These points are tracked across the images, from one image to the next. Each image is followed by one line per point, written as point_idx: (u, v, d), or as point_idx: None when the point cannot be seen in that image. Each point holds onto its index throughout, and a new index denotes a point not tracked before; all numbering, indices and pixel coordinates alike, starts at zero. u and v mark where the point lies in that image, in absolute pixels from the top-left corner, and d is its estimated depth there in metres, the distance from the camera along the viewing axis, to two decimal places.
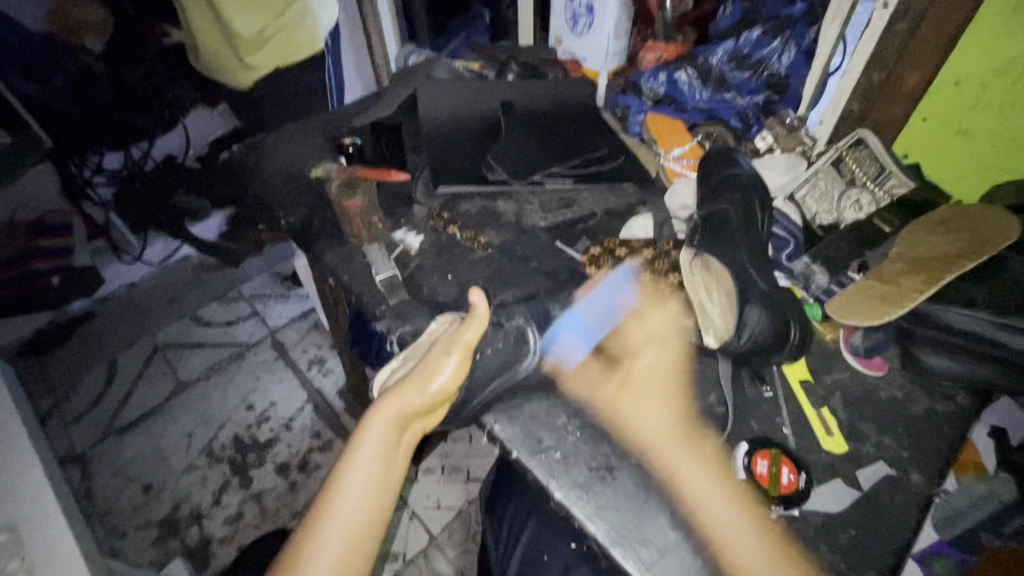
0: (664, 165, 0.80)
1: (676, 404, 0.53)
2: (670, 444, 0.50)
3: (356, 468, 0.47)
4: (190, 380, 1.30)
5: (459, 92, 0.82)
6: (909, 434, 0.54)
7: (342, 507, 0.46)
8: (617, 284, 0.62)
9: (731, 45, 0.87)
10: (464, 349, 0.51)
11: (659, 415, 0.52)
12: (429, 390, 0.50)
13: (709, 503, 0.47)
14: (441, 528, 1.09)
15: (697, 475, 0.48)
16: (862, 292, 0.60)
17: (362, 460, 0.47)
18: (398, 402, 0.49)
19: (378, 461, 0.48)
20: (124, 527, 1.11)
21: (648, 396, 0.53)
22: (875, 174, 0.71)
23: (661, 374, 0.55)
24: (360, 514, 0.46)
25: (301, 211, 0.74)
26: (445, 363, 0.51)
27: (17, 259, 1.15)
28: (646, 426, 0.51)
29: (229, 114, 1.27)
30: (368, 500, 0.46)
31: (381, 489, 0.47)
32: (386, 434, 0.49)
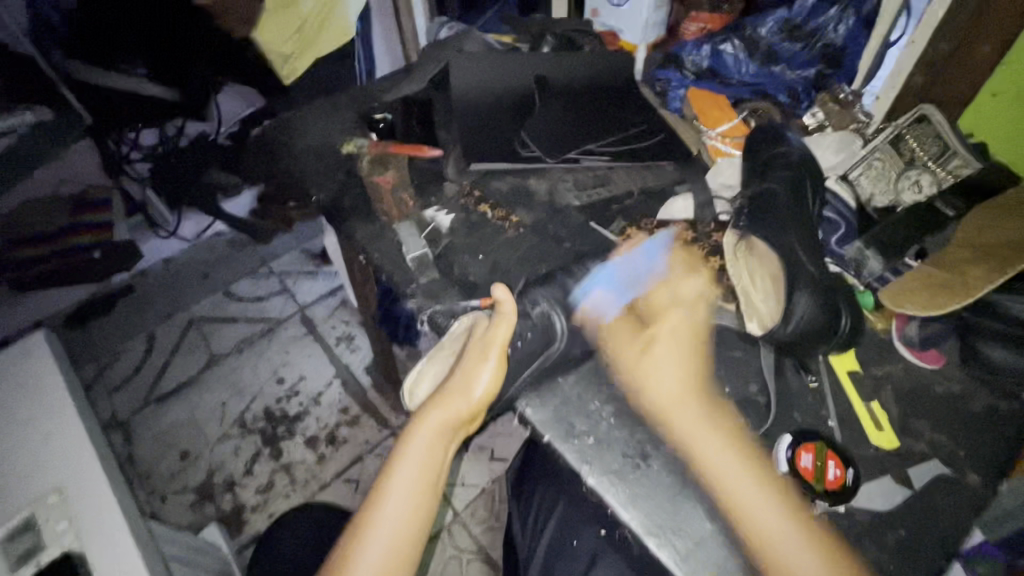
0: (708, 144, 0.76)
1: (695, 365, 0.53)
2: (682, 409, 0.50)
3: (400, 472, 0.48)
4: (223, 353, 1.33)
5: (492, 65, 0.79)
6: (966, 432, 0.51)
7: (388, 508, 0.47)
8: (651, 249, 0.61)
9: (783, 15, 0.83)
10: (500, 353, 0.51)
11: (671, 382, 0.51)
12: (472, 398, 0.51)
13: (739, 487, 0.45)
14: (465, 505, 1.11)
15: (716, 445, 0.48)
16: (920, 281, 0.57)
17: (407, 465, 0.49)
18: (444, 410, 0.51)
19: (424, 464, 0.49)
20: (164, 491, 1.15)
21: (672, 352, 0.53)
22: (937, 154, 0.64)
23: (691, 343, 0.54)
24: (407, 514, 0.47)
25: (330, 186, 0.73)
26: (484, 368, 0.51)
27: (60, 232, 1.18)
28: (659, 390, 0.51)
29: (253, 94, 1.19)
30: (413, 503, 0.47)
31: (425, 492, 0.48)
32: (431, 441, 0.50)
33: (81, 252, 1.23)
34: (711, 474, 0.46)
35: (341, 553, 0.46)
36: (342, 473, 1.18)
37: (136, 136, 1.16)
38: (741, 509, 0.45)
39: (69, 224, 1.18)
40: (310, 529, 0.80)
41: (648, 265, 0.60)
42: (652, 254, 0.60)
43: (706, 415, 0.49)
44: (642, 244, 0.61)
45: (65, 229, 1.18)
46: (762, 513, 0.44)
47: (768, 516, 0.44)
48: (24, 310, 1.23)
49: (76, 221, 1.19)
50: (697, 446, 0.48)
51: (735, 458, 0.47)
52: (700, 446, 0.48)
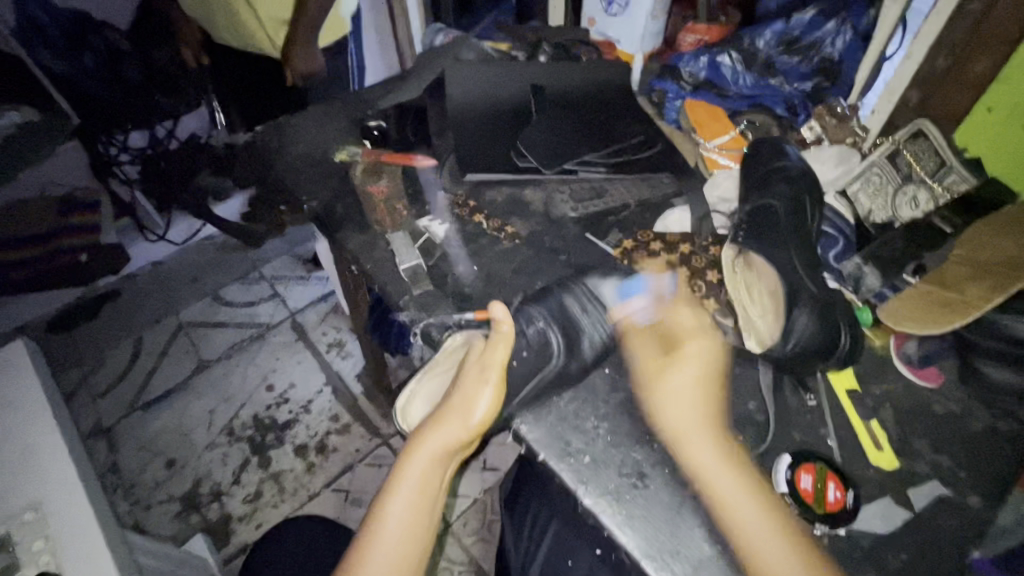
0: (704, 155, 0.76)
1: (710, 394, 0.51)
2: (696, 444, 0.48)
3: (397, 500, 0.48)
4: (211, 359, 1.31)
5: (487, 74, 0.79)
6: (966, 452, 0.50)
7: (385, 540, 0.46)
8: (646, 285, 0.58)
9: (780, 27, 0.84)
10: (499, 375, 0.51)
11: (690, 419, 0.49)
12: (471, 423, 0.49)
13: (743, 512, 0.44)
14: (457, 517, 1.09)
15: (728, 480, 0.46)
16: (920, 298, 0.57)
17: (404, 492, 0.48)
18: (442, 436, 0.49)
19: (421, 494, 0.48)
20: (148, 501, 1.13)
21: (688, 377, 0.52)
22: (933, 171, 0.66)
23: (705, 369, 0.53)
24: (404, 546, 0.46)
25: (323, 194, 0.72)
26: (483, 391, 0.50)
27: (47, 233, 1.15)
28: (673, 419, 0.50)
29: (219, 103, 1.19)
30: (409, 532, 0.47)
31: (422, 524, 0.47)
32: (427, 469, 0.49)
33: (66, 254, 1.19)
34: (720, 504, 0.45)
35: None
36: (331, 484, 1.16)
37: (126, 137, 1.16)
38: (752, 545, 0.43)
39: (53, 227, 1.15)
40: (297, 547, 0.78)
41: (645, 311, 0.57)
42: (641, 290, 0.58)
43: (728, 450, 0.48)
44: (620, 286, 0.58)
45: (50, 231, 1.15)
46: (767, 544, 0.43)
47: (773, 547, 0.43)
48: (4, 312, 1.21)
49: (62, 224, 1.16)
50: (713, 476, 0.46)
51: (754, 501, 0.45)
52: (715, 476, 0.47)
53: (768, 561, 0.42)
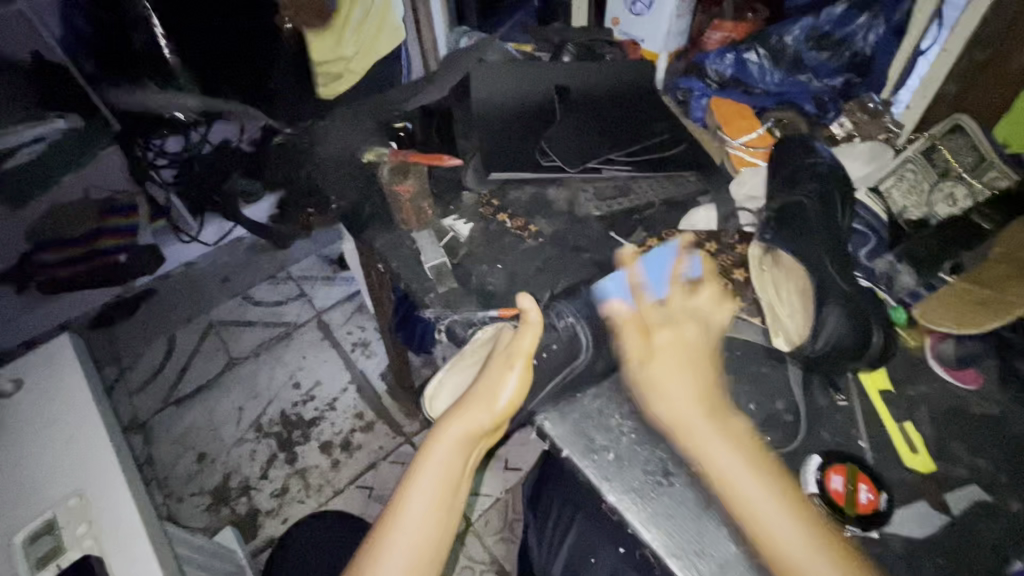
0: (731, 153, 0.75)
1: (703, 376, 0.49)
2: (694, 427, 0.47)
3: (421, 485, 0.48)
4: (241, 356, 1.35)
5: (512, 75, 0.79)
6: (1008, 457, 0.49)
7: (410, 523, 0.46)
8: (657, 264, 0.57)
9: (809, 23, 0.79)
10: (524, 362, 0.51)
11: (686, 399, 0.48)
12: (496, 409, 0.50)
13: (749, 494, 0.43)
14: (478, 515, 1.09)
15: (732, 459, 0.45)
16: (958, 297, 0.54)
17: (429, 475, 0.48)
18: (469, 420, 0.50)
19: (446, 477, 0.49)
20: (181, 492, 1.16)
21: (676, 355, 0.50)
22: (972, 165, 0.63)
23: (697, 352, 0.51)
24: (428, 528, 0.47)
25: (351, 195, 0.74)
26: (510, 378, 0.51)
27: (88, 236, 1.18)
28: (668, 401, 0.48)
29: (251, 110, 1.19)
30: (433, 512, 0.47)
31: (446, 504, 0.48)
32: (453, 451, 0.49)
33: (107, 255, 1.23)
34: (728, 489, 0.44)
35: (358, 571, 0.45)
36: (356, 480, 1.18)
37: (163, 142, 1.21)
38: (762, 522, 0.43)
39: (95, 230, 1.19)
40: (322, 541, 0.79)
41: (655, 279, 0.56)
42: (659, 264, 0.57)
43: (720, 428, 0.47)
44: (645, 258, 0.58)
45: (89, 233, 1.18)
46: (775, 522, 0.42)
47: (780, 522, 0.42)
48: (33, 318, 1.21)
49: (101, 226, 1.19)
50: (711, 463, 0.45)
51: (761, 482, 0.44)
52: (711, 460, 0.45)
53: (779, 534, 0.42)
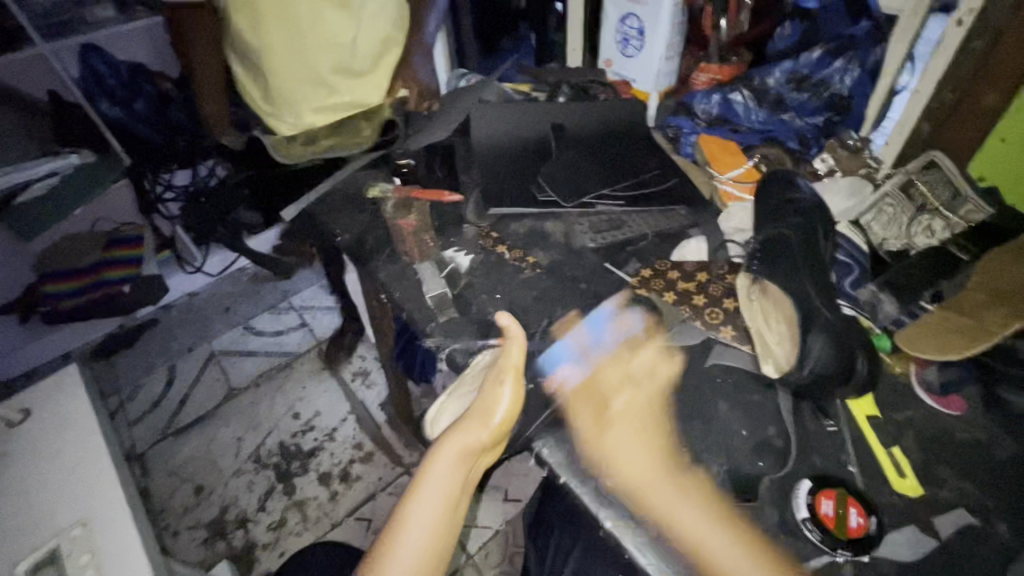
0: (718, 187, 0.79)
1: (656, 437, 0.51)
2: (655, 485, 0.47)
3: (419, 505, 0.48)
4: (242, 386, 1.36)
5: (510, 114, 0.83)
6: (993, 481, 0.50)
7: (409, 543, 0.47)
8: (594, 329, 0.60)
9: (789, 66, 0.85)
10: (515, 376, 0.52)
11: (640, 457, 0.49)
12: (492, 423, 0.51)
13: (709, 538, 0.44)
14: (478, 548, 1.09)
15: (691, 511, 0.46)
16: (940, 325, 0.57)
17: (427, 495, 0.49)
18: (466, 437, 0.51)
19: (443, 495, 0.49)
20: (178, 525, 1.15)
21: (630, 431, 0.50)
22: (950, 199, 0.67)
23: (648, 410, 0.52)
24: (426, 548, 0.47)
25: (356, 228, 0.77)
26: (502, 392, 0.52)
27: (96, 266, 1.27)
28: (629, 466, 0.48)
29: (149, 118, 1.19)
30: (432, 530, 0.47)
31: (445, 522, 0.48)
32: (452, 467, 0.50)
33: (110, 284, 1.26)
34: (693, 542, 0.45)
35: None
36: (354, 512, 1.17)
37: (171, 177, 1.32)
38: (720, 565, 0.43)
39: (103, 258, 1.27)
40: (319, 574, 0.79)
41: (596, 343, 0.59)
42: (599, 326, 0.60)
43: (673, 479, 0.48)
44: (585, 322, 0.61)
45: (99, 262, 1.27)
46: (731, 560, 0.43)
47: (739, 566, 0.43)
48: (38, 347, 1.27)
49: (109, 255, 1.28)
50: (673, 515, 0.46)
51: (722, 531, 0.45)
52: (672, 510, 0.46)
53: None
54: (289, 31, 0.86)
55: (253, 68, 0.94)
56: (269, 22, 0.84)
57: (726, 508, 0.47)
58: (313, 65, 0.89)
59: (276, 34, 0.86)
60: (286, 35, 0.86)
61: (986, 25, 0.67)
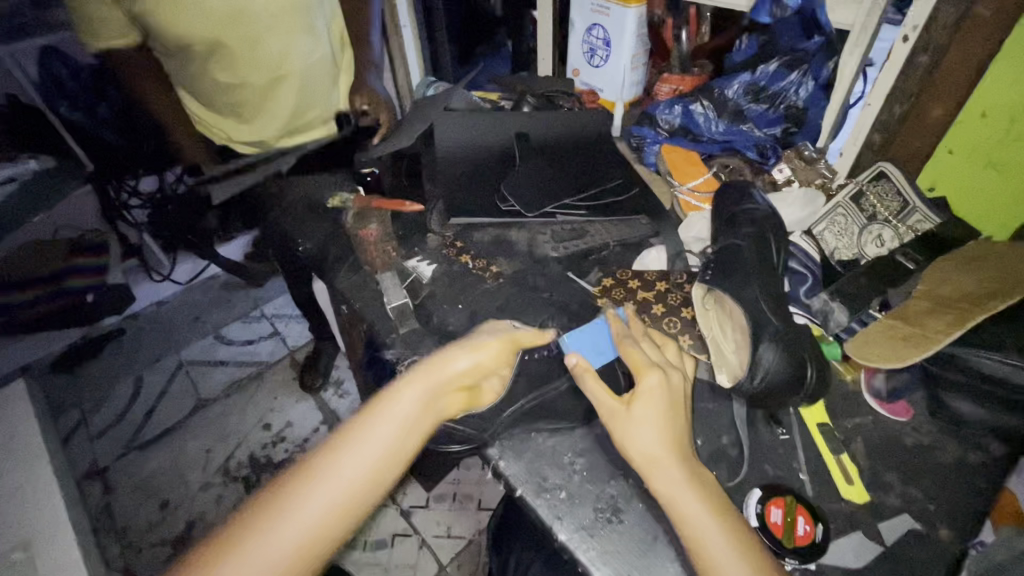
0: (680, 197, 0.80)
1: (676, 424, 0.48)
2: (667, 471, 0.45)
3: (381, 420, 0.46)
4: (210, 398, 1.33)
5: (473, 122, 0.82)
6: (936, 485, 0.51)
7: (359, 452, 0.44)
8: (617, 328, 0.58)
9: (746, 78, 0.85)
10: (505, 341, 0.55)
11: (656, 438, 0.46)
12: (467, 364, 0.52)
13: (706, 533, 0.42)
14: (451, 558, 1.08)
15: (696, 502, 0.43)
16: (886, 332, 0.58)
17: (391, 413, 0.46)
18: (442, 369, 0.50)
19: (407, 421, 0.46)
20: (139, 543, 1.11)
21: (653, 411, 0.48)
22: (898, 211, 0.70)
23: (676, 398, 0.49)
24: (376, 464, 0.44)
25: (318, 238, 0.77)
26: (488, 345, 0.54)
27: (53, 276, 1.20)
28: (645, 450, 0.46)
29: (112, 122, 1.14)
30: (387, 449, 0.45)
31: (399, 447, 0.45)
32: (423, 398, 0.48)
33: (74, 294, 1.25)
34: (692, 536, 0.42)
35: (262, 514, 0.40)
36: None
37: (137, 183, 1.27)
38: (714, 561, 0.41)
39: (62, 268, 1.21)
40: None
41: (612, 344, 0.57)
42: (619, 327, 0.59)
43: (686, 468, 0.45)
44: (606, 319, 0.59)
45: (57, 273, 1.20)
46: (722, 556, 0.41)
47: (732, 561, 0.41)
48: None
49: (68, 265, 1.21)
50: (676, 505, 0.44)
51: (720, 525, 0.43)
52: (678, 498, 0.44)
53: None
54: (248, 59, 0.87)
55: (203, 96, 0.93)
56: (239, 59, 0.86)
57: (729, 505, 0.45)
58: (262, 91, 0.91)
59: (233, 67, 0.87)
60: (233, 68, 0.87)
61: (929, 42, 0.69)
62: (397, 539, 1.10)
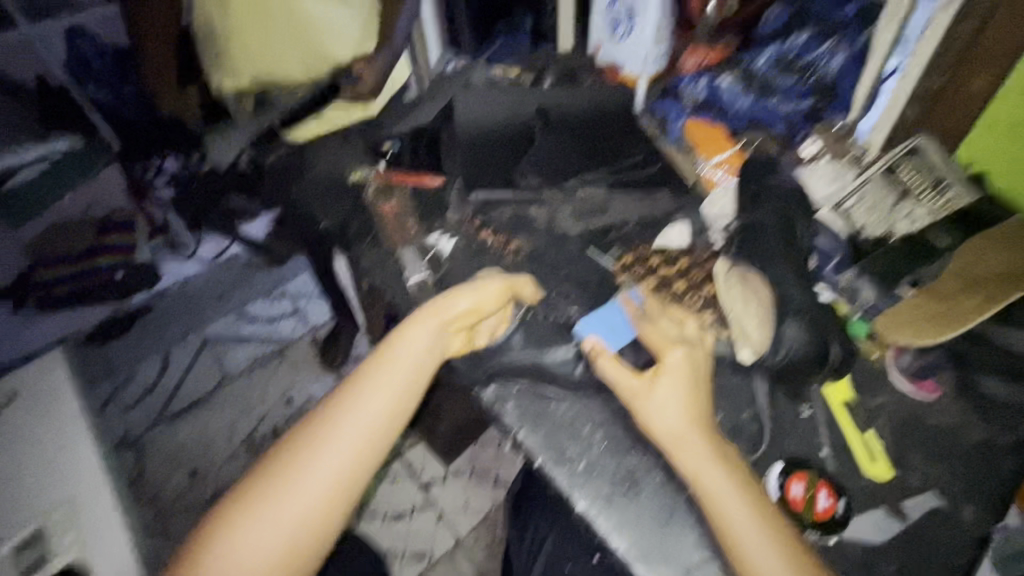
0: (702, 173, 0.78)
1: (701, 401, 0.48)
2: (691, 447, 0.46)
3: (373, 382, 0.50)
4: (235, 372, 1.36)
5: (496, 99, 0.81)
6: (962, 464, 0.51)
7: (357, 412, 0.48)
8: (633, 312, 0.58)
9: (776, 49, 0.86)
10: (477, 293, 0.55)
11: (679, 416, 0.47)
12: (445, 319, 0.53)
13: (728, 506, 0.43)
14: (467, 531, 1.11)
15: (720, 477, 0.44)
16: (914, 310, 0.57)
17: (383, 377, 0.50)
18: (420, 327, 0.53)
19: (399, 380, 0.50)
20: (171, 508, 1.17)
21: (674, 390, 0.48)
22: (933, 186, 0.65)
23: (696, 375, 0.50)
24: (374, 421, 0.48)
25: (340, 214, 0.78)
26: (462, 298, 0.55)
27: (86, 253, 1.28)
28: (670, 427, 0.47)
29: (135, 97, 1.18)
30: (385, 408, 0.48)
31: (396, 403, 0.49)
32: (412, 358, 0.51)
33: (102, 272, 1.30)
34: (716, 508, 0.43)
35: (283, 466, 0.46)
36: None
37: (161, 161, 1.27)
38: (736, 532, 0.42)
39: (93, 246, 1.28)
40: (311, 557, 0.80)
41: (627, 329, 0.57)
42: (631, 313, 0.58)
43: (710, 445, 0.46)
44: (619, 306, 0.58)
45: (90, 249, 1.28)
46: (745, 528, 0.42)
47: (754, 532, 0.42)
48: (33, 332, 1.30)
49: (98, 244, 1.29)
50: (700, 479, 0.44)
51: (743, 498, 0.43)
52: (701, 473, 0.45)
53: (753, 552, 0.41)
54: None
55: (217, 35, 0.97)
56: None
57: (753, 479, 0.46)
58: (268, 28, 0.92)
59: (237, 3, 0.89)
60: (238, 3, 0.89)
61: (973, 8, 0.66)
62: (416, 511, 1.13)
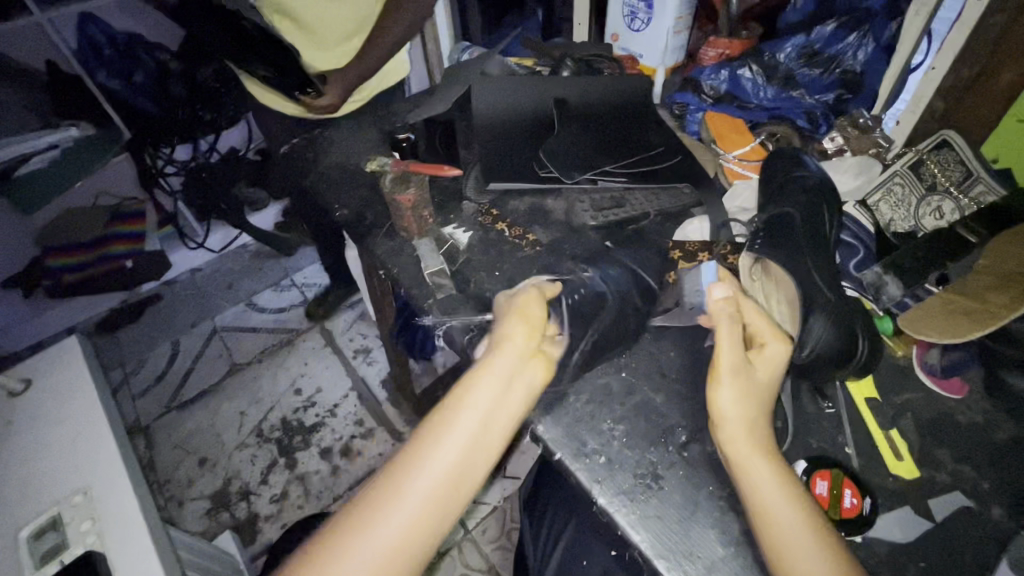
0: (723, 165, 0.77)
1: (760, 402, 0.47)
2: (741, 442, 0.45)
3: (455, 421, 0.44)
4: (245, 362, 1.37)
5: (514, 89, 0.79)
6: (990, 464, 0.50)
7: (440, 455, 0.43)
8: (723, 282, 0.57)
9: (801, 41, 0.84)
10: (529, 315, 0.51)
11: (739, 413, 0.46)
12: (518, 350, 0.49)
13: (770, 501, 0.41)
14: (476, 523, 1.10)
15: (766, 474, 0.43)
16: (943, 308, 0.56)
17: (463, 412, 0.45)
18: (493, 361, 0.48)
19: (481, 415, 0.45)
20: (181, 497, 1.16)
21: (745, 392, 0.47)
22: (960, 180, 0.66)
23: (768, 382, 0.49)
24: (460, 462, 0.43)
25: (354, 204, 0.77)
26: (518, 324, 0.50)
27: (96, 241, 1.27)
28: (727, 421, 0.46)
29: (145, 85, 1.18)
30: (466, 446, 0.43)
31: (480, 442, 0.44)
32: (489, 389, 0.46)
33: (114, 260, 1.29)
34: (759, 503, 0.41)
35: (359, 521, 0.40)
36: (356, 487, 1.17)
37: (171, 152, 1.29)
38: (777, 524, 0.40)
39: (103, 235, 1.28)
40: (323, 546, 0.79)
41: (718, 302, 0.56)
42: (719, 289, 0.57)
43: (758, 442, 0.45)
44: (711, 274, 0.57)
45: (100, 238, 1.28)
46: (791, 527, 0.40)
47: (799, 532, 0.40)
48: (41, 322, 1.29)
49: (108, 232, 1.28)
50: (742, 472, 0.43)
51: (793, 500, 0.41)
52: (750, 469, 0.43)
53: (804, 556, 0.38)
54: None
55: None
56: None
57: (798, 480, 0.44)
58: None
59: None
60: None
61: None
62: None
